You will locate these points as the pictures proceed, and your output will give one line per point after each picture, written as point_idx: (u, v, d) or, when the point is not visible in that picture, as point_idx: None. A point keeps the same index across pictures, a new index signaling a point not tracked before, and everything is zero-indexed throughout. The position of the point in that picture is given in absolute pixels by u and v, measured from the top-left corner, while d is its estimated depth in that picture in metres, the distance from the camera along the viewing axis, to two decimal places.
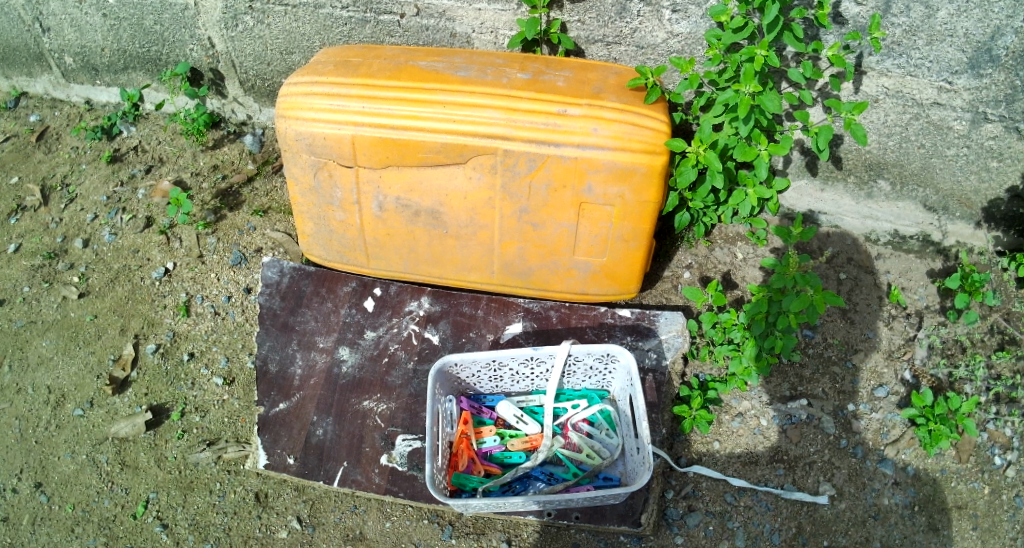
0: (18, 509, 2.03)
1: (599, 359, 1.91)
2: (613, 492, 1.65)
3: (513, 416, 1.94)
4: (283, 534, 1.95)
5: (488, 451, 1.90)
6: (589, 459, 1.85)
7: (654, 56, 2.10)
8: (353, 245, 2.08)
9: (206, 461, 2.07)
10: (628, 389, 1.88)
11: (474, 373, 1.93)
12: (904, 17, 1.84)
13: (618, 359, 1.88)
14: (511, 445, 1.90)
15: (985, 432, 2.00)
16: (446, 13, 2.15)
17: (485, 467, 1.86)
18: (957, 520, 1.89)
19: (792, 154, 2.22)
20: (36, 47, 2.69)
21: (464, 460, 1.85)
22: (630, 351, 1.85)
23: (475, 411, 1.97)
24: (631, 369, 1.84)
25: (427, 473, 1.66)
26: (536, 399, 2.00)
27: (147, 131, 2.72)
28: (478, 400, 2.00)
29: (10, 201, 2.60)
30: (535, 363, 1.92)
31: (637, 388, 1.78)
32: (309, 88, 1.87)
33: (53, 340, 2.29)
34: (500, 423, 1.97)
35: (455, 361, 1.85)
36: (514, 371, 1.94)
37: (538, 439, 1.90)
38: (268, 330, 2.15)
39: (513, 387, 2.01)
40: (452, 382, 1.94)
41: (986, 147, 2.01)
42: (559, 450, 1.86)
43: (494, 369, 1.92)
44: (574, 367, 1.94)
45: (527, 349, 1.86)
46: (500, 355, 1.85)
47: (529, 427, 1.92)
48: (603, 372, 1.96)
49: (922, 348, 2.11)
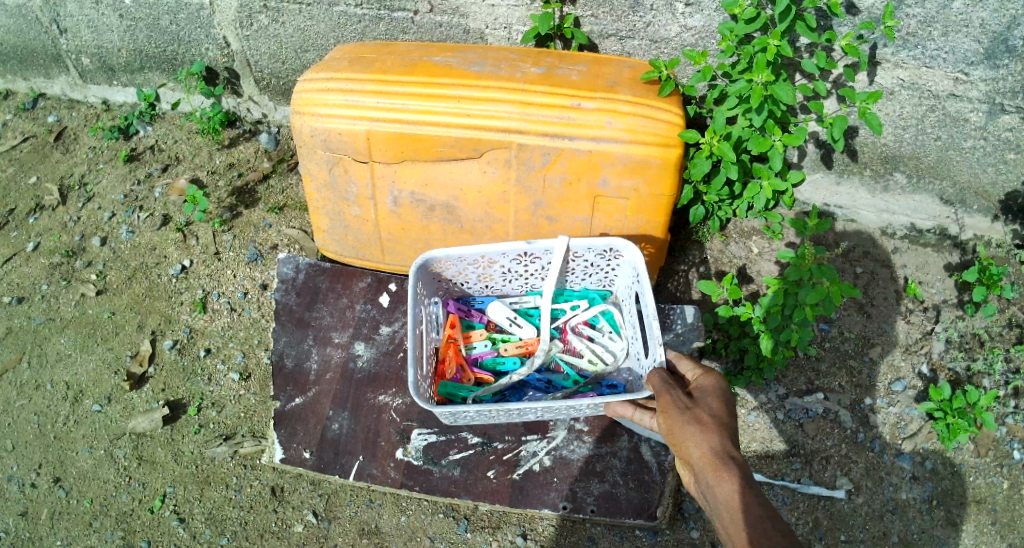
0: (37, 504, 2.07)
1: (601, 255, 1.88)
2: (626, 396, 1.63)
3: (507, 319, 1.98)
4: (299, 528, 1.97)
5: (480, 356, 1.95)
6: (591, 367, 1.91)
7: (668, 50, 2.10)
8: (369, 240, 2.09)
9: (222, 456, 2.09)
10: (634, 285, 1.87)
11: (464, 271, 1.92)
12: (919, 7, 1.82)
13: (623, 252, 1.84)
14: (504, 350, 1.95)
15: (1005, 425, 2.00)
16: (459, 10, 2.15)
17: (474, 375, 1.91)
18: (976, 514, 1.90)
19: (808, 147, 2.21)
20: (53, 49, 2.72)
21: (453, 367, 1.89)
22: (636, 246, 1.80)
23: (463, 314, 2.02)
24: (636, 265, 1.81)
25: (411, 378, 1.63)
26: (531, 300, 2.03)
27: (164, 130, 2.74)
28: (467, 302, 2.04)
29: (29, 200, 2.63)
30: (529, 261, 1.90)
31: (644, 284, 1.75)
32: (324, 85, 1.89)
33: (72, 337, 2.32)
34: (490, 328, 2.02)
35: (441, 255, 1.81)
36: (505, 267, 1.92)
37: (533, 344, 1.96)
38: (284, 325, 2.14)
39: (505, 284, 2.01)
40: (435, 283, 1.94)
41: (1003, 138, 2.00)
42: (558, 355, 1.93)
43: (485, 265, 1.90)
44: (573, 265, 1.93)
45: (521, 243, 1.81)
46: (490, 249, 1.81)
47: (523, 331, 1.97)
48: (606, 269, 1.94)
49: (940, 342, 2.10)
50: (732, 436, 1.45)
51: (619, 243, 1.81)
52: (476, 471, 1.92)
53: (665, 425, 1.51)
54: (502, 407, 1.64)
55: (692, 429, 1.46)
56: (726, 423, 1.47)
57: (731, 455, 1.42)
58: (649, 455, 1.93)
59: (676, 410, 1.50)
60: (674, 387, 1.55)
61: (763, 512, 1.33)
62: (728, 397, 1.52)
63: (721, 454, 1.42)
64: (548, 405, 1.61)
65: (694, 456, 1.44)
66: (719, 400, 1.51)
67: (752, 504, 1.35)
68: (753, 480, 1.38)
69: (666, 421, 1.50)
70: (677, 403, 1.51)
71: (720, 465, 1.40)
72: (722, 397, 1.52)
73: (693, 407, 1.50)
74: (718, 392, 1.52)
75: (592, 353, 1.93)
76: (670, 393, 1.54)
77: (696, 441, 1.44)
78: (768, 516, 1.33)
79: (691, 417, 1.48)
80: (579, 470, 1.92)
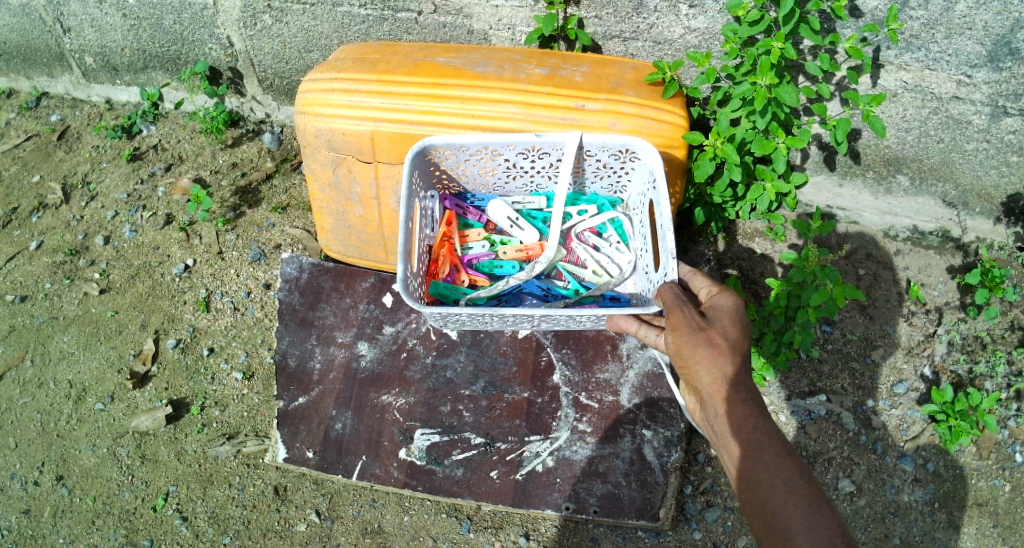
0: (39, 501, 2.08)
1: (615, 155, 1.82)
2: (631, 312, 1.65)
3: (508, 221, 1.96)
4: (302, 527, 1.98)
5: (477, 258, 1.95)
6: (594, 277, 1.93)
7: (671, 51, 2.10)
8: (372, 240, 2.10)
9: (226, 455, 2.09)
10: (648, 192, 1.83)
11: (468, 160, 1.86)
12: (922, 10, 1.82)
13: (639, 154, 1.78)
14: (503, 254, 1.94)
15: (1007, 428, 2.02)
16: (463, 11, 2.16)
17: (469, 277, 1.92)
18: (977, 516, 1.92)
19: (811, 149, 2.20)
20: (56, 48, 2.72)
21: (447, 267, 1.91)
22: (654, 147, 1.71)
23: (460, 212, 2.00)
24: (653, 168, 1.74)
25: (400, 277, 1.63)
26: (534, 201, 1.99)
27: (167, 129, 2.74)
28: (465, 199, 2.01)
29: (32, 199, 2.63)
30: (536, 154, 1.84)
31: (661, 187, 1.70)
32: (329, 85, 1.90)
33: (75, 335, 2.32)
34: (489, 228, 2.01)
35: (441, 145, 1.75)
36: (509, 161, 1.87)
37: (534, 250, 1.93)
38: (287, 325, 2.15)
39: (510, 182, 1.98)
40: (432, 175, 1.90)
41: (1006, 141, 1.99)
42: (562, 264, 1.94)
43: (489, 156, 1.85)
44: (586, 163, 1.88)
45: (529, 136, 1.75)
46: (496, 139, 1.76)
47: (524, 233, 1.95)
48: (619, 169, 1.90)
49: (942, 344, 2.11)
50: (742, 358, 1.53)
51: (636, 143, 1.74)
52: (479, 471, 1.93)
53: (674, 341, 1.57)
54: (496, 312, 1.64)
55: (704, 353, 1.53)
56: (737, 345, 1.54)
57: (740, 378, 1.50)
58: (652, 456, 1.93)
59: (690, 329, 1.55)
60: (687, 303, 1.60)
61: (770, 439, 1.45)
62: (739, 317, 1.58)
63: (731, 378, 1.50)
64: (545, 311, 1.62)
65: (705, 378, 1.52)
66: (731, 324, 1.57)
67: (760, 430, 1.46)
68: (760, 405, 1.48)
69: (677, 338, 1.56)
70: (692, 323, 1.55)
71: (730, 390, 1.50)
72: (734, 318, 1.58)
73: (706, 328, 1.55)
74: (730, 315, 1.58)
75: (597, 263, 1.94)
76: (683, 310, 1.58)
77: (708, 364, 1.52)
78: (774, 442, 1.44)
79: (704, 338, 1.54)
80: (581, 471, 1.92)
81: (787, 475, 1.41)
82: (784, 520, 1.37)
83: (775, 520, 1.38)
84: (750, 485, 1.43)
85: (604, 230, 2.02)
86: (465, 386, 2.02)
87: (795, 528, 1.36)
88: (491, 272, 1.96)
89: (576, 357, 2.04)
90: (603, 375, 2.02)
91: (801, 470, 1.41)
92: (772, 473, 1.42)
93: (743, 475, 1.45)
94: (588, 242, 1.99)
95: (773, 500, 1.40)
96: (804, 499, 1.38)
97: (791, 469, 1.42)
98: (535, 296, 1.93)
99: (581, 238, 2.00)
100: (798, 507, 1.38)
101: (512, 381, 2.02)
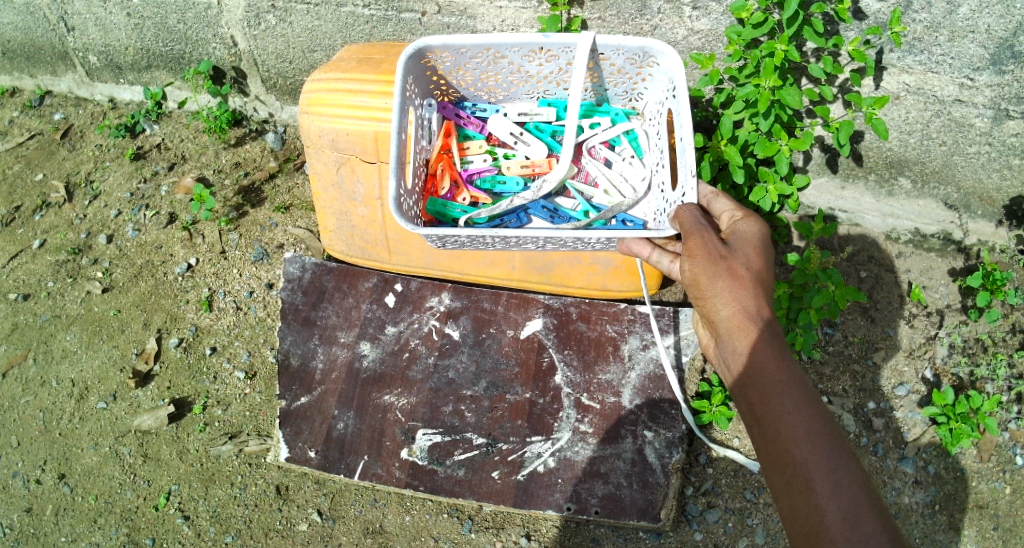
0: (41, 500, 2.11)
1: (633, 58, 1.82)
2: (645, 234, 1.62)
3: (512, 136, 1.95)
4: (304, 527, 2.02)
5: (482, 173, 1.96)
6: (606, 197, 1.93)
7: (675, 53, 2.11)
8: (376, 240, 2.07)
9: (228, 454, 2.12)
10: (667, 100, 1.81)
11: (473, 60, 1.86)
12: (925, 13, 1.83)
13: (659, 59, 1.79)
14: (507, 170, 1.94)
15: (1007, 431, 2.03)
16: (467, 12, 2.16)
17: (470, 194, 1.93)
18: (978, 519, 1.95)
19: (813, 151, 2.21)
20: (60, 47, 2.72)
21: (447, 183, 1.92)
22: (675, 51, 1.74)
23: (460, 122, 1.99)
24: (673, 75, 1.75)
25: (393, 195, 1.65)
26: (541, 112, 1.98)
27: (170, 129, 2.74)
28: (462, 106, 2.00)
29: (35, 197, 2.63)
30: (546, 54, 1.83)
31: (680, 90, 1.71)
32: (332, 85, 1.97)
33: (78, 334, 2.33)
34: (491, 140, 2.00)
35: (438, 45, 1.78)
36: (513, 64, 1.88)
37: (539, 166, 1.94)
38: (290, 324, 2.14)
39: (515, 88, 1.97)
40: (429, 80, 1.91)
41: (1008, 144, 1.99)
42: (571, 182, 1.93)
43: (492, 59, 1.86)
44: (602, 69, 1.88)
45: (537, 35, 1.75)
46: (499, 39, 1.78)
47: (529, 147, 1.95)
48: (636, 75, 1.89)
49: (943, 347, 2.13)
50: (764, 292, 1.42)
51: (656, 48, 1.75)
52: (480, 472, 1.93)
53: (693, 271, 1.47)
54: (494, 233, 1.66)
55: (725, 284, 1.42)
56: (759, 277, 1.44)
57: (762, 313, 1.40)
58: (653, 457, 1.93)
59: (709, 258, 1.46)
60: (708, 232, 1.50)
61: (795, 383, 1.33)
62: (763, 249, 1.49)
63: (752, 312, 1.40)
64: (549, 233, 1.63)
65: (724, 312, 1.43)
66: (756, 256, 1.46)
67: (784, 370, 1.34)
68: (785, 344, 1.37)
69: (695, 266, 1.47)
70: (713, 253, 1.46)
71: (751, 325, 1.39)
72: (757, 250, 1.48)
73: (729, 259, 1.45)
74: (756, 249, 1.48)
75: (608, 182, 1.94)
76: (704, 238, 1.49)
77: (727, 297, 1.42)
78: (798, 385, 1.33)
79: (725, 269, 1.43)
80: (583, 471, 1.92)
81: (811, 421, 1.29)
82: (806, 472, 1.26)
83: (795, 469, 1.28)
84: (774, 430, 1.31)
85: (617, 143, 2.00)
86: (467, 387, 2.02)
87: (817, 479, 1.26)
88: (494, 189, 1.95)
89: (578, 358, 2.04)
90: (605, 376, 2.02)
91: (828, 417, 1.30)
92: (795, 418, 1.30)
93: (761, 419, 1.34)
94: (600, 156, 1.98)
95: (795, 447, 1.28)
96: (831, 446, 1.27)
97: (817, 413, 1.30)
98: (541, 217, 1.92)
99: (593, 152, 1.99)
100: (824, 457, 1.26)
101: (514, 382, 2.02)
